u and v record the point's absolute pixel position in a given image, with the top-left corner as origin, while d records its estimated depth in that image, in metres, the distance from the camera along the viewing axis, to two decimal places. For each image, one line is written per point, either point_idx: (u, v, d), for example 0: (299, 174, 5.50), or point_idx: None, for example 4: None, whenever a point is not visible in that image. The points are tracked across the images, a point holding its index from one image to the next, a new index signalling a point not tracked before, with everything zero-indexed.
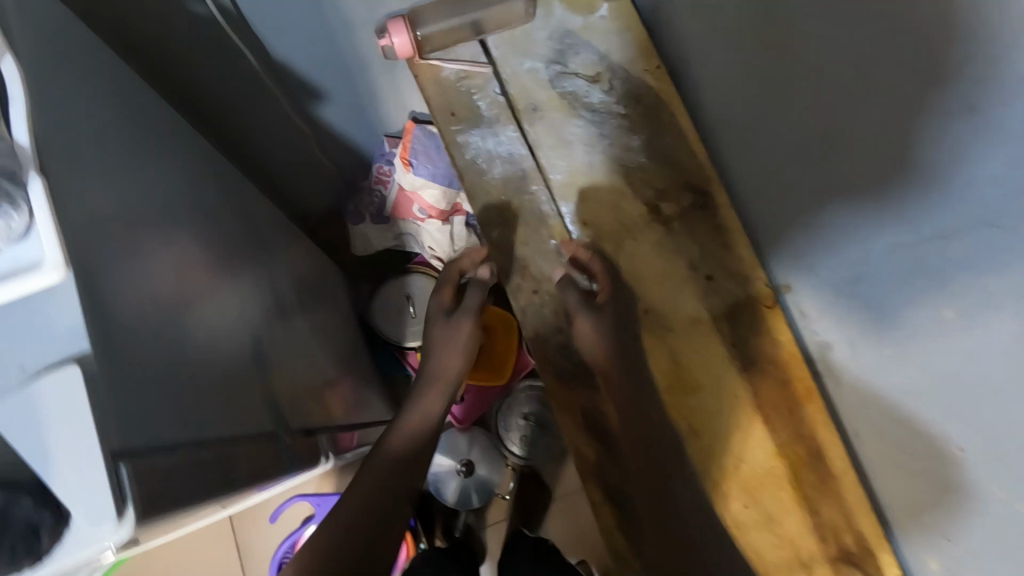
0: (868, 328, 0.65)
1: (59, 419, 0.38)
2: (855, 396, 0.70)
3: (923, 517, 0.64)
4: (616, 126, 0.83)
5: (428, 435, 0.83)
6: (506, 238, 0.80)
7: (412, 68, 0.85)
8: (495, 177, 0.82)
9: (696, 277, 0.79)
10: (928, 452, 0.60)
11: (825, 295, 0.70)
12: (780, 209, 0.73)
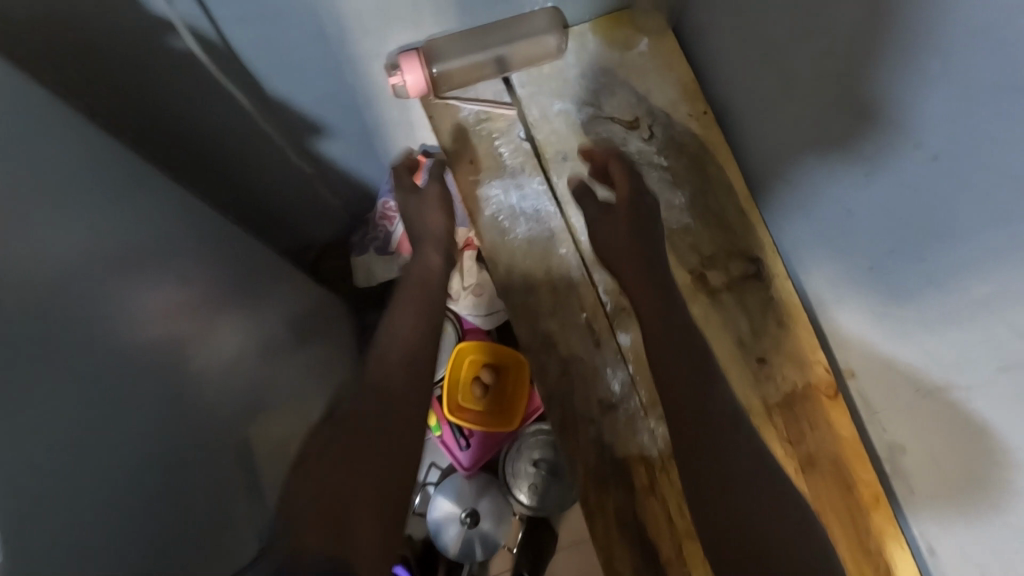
0: (876, 305, 0.61)
1: None
2: (889, 411, 0.65)
3: (943, 511, 0.60)
4: (656, 181, 0.73)
5: (419, 345, 0.68)
6: (531, 308, 0.70)
7: (426, 108, 0.76)
8: (519, 236, 0.72)
9: (748, 359, 0.70)
10: (943, 442, 0.56)
11: (835, 273, 0.66)
12: (851, 288, 0.63)
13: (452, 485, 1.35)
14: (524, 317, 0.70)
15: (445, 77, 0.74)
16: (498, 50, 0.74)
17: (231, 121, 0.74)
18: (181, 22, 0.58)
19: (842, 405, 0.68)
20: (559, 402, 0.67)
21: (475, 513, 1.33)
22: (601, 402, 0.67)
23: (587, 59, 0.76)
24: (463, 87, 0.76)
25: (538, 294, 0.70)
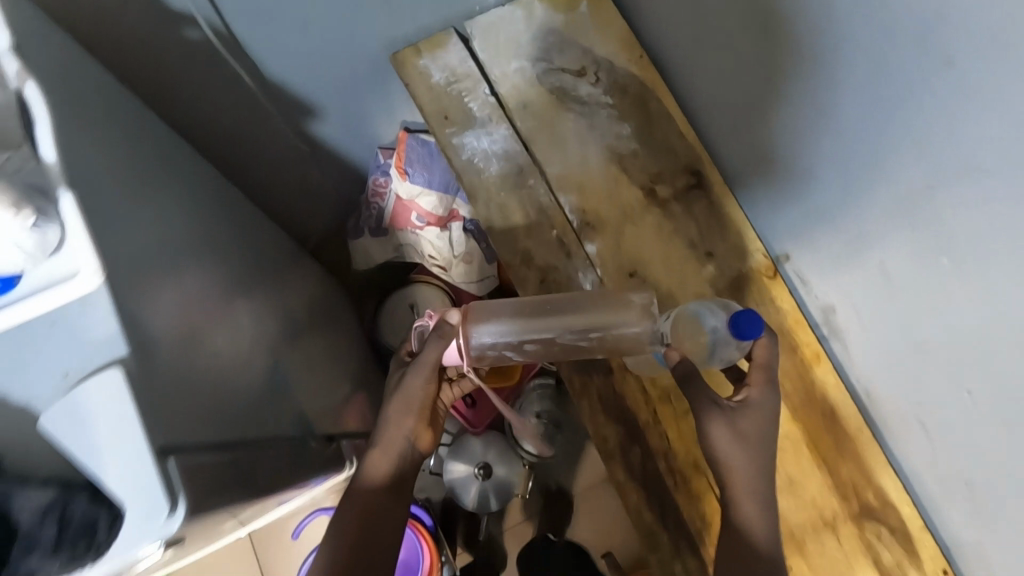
0: (796, 166, 0.74)
1: (99, 412, 0.36)
2: (813, 261, 0.77)
3: (869, 328, 0.72)
4: (605, 116, 0.85)
5: (376, 533, 0.64)
6: (509, 231, 0.81)
7: (395, 63, 0.89)
8: (493, 174, 0.84)
9: (698, 255, 0.80)
10: (850, 245, 0.70)
11: (762, 142, 0.77)
12: (787, 172, 0.76)
13: (463, 444, 1.45)
14: (504, 239, 0.81)
15: (441, 83, 0.88)
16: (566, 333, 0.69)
17: (240, 103, 0.88)
18: (199, 13, 0.72)
19: (780, 282, 0.80)
20: None
21: (487, 465, 1.42)
22: None
23: (623, 338, 0.69)
24: (477, 359, 0.68)
25: (513, 220, 0.82)
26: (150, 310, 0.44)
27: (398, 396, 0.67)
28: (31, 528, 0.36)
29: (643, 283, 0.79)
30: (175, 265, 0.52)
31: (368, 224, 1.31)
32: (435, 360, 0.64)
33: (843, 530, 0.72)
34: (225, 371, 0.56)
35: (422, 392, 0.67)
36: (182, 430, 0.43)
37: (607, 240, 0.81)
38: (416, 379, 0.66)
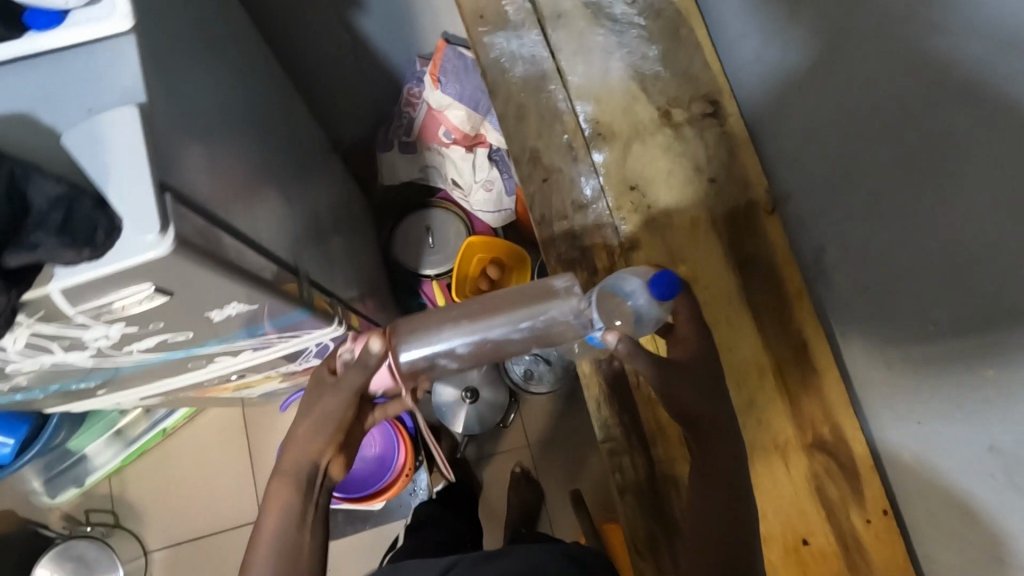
0: (807, 90, 0.74)
1: (120, 138, 0.40)
2: (810, 197, 0.77)
3: (852, 260, 0.72)
4: (635, 37, 0.87)
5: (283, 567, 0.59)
6: (521, 130, 0.84)
7: None
8: (516, 76, 0.86)
9: (701, 179, 0.82)
10: (844, 170, 0.70)
11: (780, 73, 0.78)
12: (801, 103, 0.76)
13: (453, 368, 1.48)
14: (516, 137, 0.84)
15: None
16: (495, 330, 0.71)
17: None
18: None
19: (776, 219, 0.80)
20: (540, 201, 0.81)
21: (474, 391, 1.46)
22: (575, 203, 0.81)
23: (551, 324, 0.71)
24: (409, 374, 0.70)
25: (528, 121, 0.84)
26: (179, 86, 0.49)
27: (313, 416, 0.64)
28: (40, 209, 0.39)
29: (641, 197, 0.82)
30: (198, 75, 0.57)
31: (398, 136, 1.35)
32: (357, 386, 0.63)
33: (792, 457, 0.74)
34: (241, 185, 0.61)
35: (337, 411, 0.64)
36: (201, 182, 0.49)
37: (615, 152, 0.83)
38: (334, 398, 0.64)
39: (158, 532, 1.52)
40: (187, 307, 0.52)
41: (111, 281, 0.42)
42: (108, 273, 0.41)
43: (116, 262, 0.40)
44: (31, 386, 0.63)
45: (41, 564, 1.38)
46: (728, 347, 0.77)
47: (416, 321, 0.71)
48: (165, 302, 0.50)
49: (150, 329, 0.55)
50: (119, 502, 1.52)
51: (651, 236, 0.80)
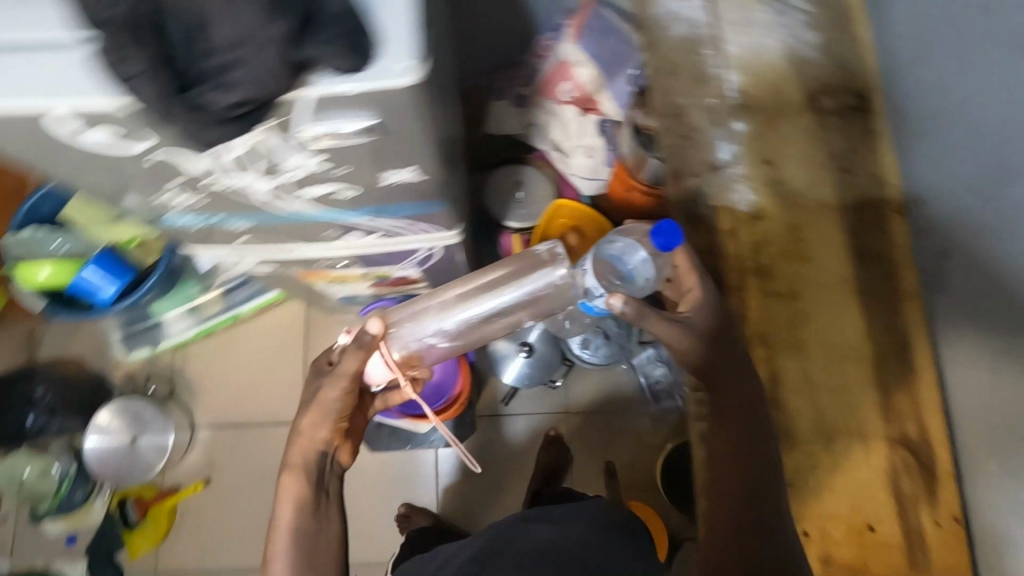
0: (948, 95, 0.76)
1: None
2: (942, 206, 0.78)
3: (973, 270, 0.73)
4: (798, 20, 0.88)
5: (303, 525, 0.81)
6: (670, 87, 0.87)
7: None
8: (675, 35, 0.89)
9: (836, 167, 0.84)
10: (980, 178, 0.72)
11: (930, 77, 0.78)
12: (943, 108, 0.77)
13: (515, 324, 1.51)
14: (664, 91, 0.87)
15: None
16: (501, 301, 0.97)
17: None
18: None
19: (903, 220, 0.82)
20: (677, 155, 0.84)
21: (532, 347, 1.51)
22: (710, 163, 0.84)
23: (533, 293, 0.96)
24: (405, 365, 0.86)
25: (679, 78, 0.87)
26: None
27: (316, 409, 0.83)
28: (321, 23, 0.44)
29: (775, 169, 0.84)
30: None
31: (516, 88, 1.42)
32: (351, 372, 0.79)
33: (874, 445, 0.75)
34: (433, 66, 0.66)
35: (333, 401, 0.82)
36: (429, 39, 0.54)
37: (756, 124, 0.85)
38: (332, 389, 0.81)
39: (208, 410, 1.61)
40: (383, 154, 0.57)
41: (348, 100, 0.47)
42: (350, 90, 0.46)
43: (361, 82, 0.45)
44: (204, 210, 0.68)
45: (103, 411, 1.47)
46: (832, 326, 0.79)
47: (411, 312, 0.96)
48: (371, 139, 0.54)
49: (344, 172, 0.60)
50: (178, 376, 1.61)
51: (777, 209, 0.82)
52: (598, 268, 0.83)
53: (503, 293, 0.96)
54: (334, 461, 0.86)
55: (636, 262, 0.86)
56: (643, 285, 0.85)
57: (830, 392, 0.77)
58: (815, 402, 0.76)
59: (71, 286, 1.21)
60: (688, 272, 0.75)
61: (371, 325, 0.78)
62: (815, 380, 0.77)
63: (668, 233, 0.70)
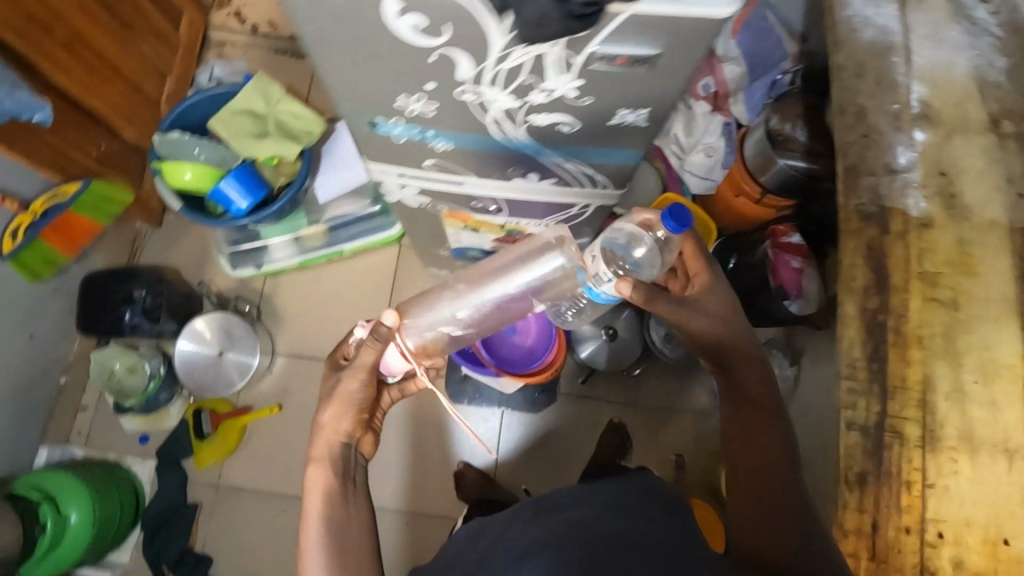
0: None
1: None
2: None
3: None
4: (989, 44, 0.90)
5: (333, 527, 0.78)
6: (854, 87, 0.89)
7: None
8: (862, 39, 0.91)
9: (1010, 190, 0.84)
10: None
11: None
12: None
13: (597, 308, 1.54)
14: (847, 90, 0.89)
15: None
16: (508, 287, 0.96)
17: None
18: None
19: None
20: (857, 152, 0.86)
21: (615, 330, 1.52)
22: (886, 165, 0.85)
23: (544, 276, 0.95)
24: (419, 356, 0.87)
25: (863, 80, 0.89)
26: None
27: (339, 402, 0.81)
28: None
29: (948, 182, 0.85)
30: None
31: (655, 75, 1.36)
32: (370, 360, 0.80)
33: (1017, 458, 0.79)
34: None
35: (356, 390, 0.81)
36: None
37: (935, 136, 0.86)
38: (353, 382, 0.80)
39: (290, 339, 1.65)
40: (632, 91, 0.60)
41: (657, 23, 0.51)
42: (668, 11, 0.49)
43: (680, 6, 0.49)
44: (424, 122, 0.71)
45: (200, 320, 1.52)
46: (990, 342, 0.81)
47: (422, 302, 0.95)
48: (642, 68, 0.57)
49: (582, 103, 0.63)
50: (266, 301, 1.66)
51: (947, 220, 0.84)
52: (605, 253, 0.78)
53: (508, 281, 0.96)
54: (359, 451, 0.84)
55: (641, 250, 0.83)
56: (648, 271, 0.83)
57: (981, 402, 0.80)
58: (964, 412, 0.81)
59: (211, 191, 1.26)
60: (692, 257, 0.86)
61: (387, 317, 0.79)
62: (969, 388, 0.81)
63: (678, 215, 0.73)
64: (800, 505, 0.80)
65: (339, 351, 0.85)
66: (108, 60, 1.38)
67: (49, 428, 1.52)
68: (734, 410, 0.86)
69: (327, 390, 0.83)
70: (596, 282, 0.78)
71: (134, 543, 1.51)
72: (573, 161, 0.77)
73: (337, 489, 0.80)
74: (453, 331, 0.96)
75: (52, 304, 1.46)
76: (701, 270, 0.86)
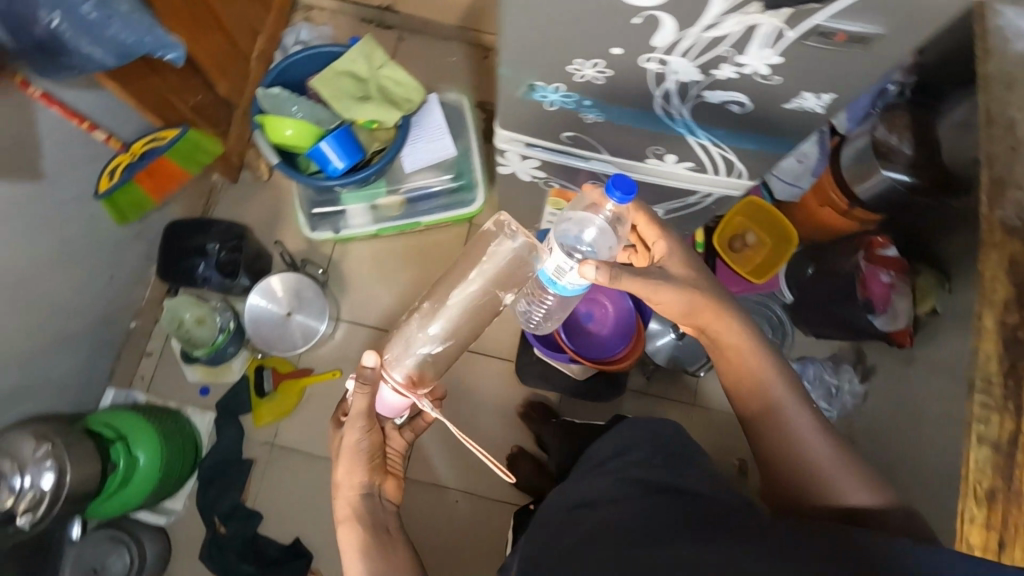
0: None
1: None
2: None
3: None
4: None
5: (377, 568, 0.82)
6: (1003, 100, 0.85)
7: None
8: (1014, 51, 0.86)
9: None
10: None
11: None
12: None
13: None
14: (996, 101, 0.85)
15: None
16: (471, 290, 1.01)
17: None
18: None
19: None
20: (1004, 163, 0.82)
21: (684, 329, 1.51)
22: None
23: (509, 266, 0.97)
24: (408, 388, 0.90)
25: (1014, 93, 0.85)
26: None
27: (349, 454, 0.87)
28: None
29: None
30: None
31: None
32: (363, 407, 0.85)
33: None
34: None
35: (363, 436, 0.86)
36: None
37: None
38: (356, 432, 0.86)
39: (353, 307, 1.65)
40: (830, 70, 0.59)
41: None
42: None
43: None
44: (592, 91, 0.70)
45: (275, 278, 1.53)
46: None
47: (403, 338, 1.01)
48: (858, 46, 0.55)
49: (771, 81, 0.62)
50: (334, 266, 1.66)
51: None
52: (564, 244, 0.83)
53: (469, 286, 1.01)
54: (382, 495, 0.91)
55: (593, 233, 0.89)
56: (606, 250, 0.89)
57: None
58: None
59: (307, 149, 1.26)
60: (648, 225, 0.93)
61: (368, 360, 0.81)
62: None
63: (622, 184, 0.72)
64: (800, 453, 0.88)
65: (341, 412, 0.92)
66: (211, 8, 1.37)
67: (116, 371, 1.53)
68: (728, 376, 0.94)
69: (338, 447, 0.89)
70: (560, 274, 0.81)
71: (189, 493, 1.52)
72: (725, 144, 0.76)
73: (370, 532, 0.85)
74: (434, 350, 1.00)
75: (132, 249, 1.47)
76: (660, 236, 0.93)
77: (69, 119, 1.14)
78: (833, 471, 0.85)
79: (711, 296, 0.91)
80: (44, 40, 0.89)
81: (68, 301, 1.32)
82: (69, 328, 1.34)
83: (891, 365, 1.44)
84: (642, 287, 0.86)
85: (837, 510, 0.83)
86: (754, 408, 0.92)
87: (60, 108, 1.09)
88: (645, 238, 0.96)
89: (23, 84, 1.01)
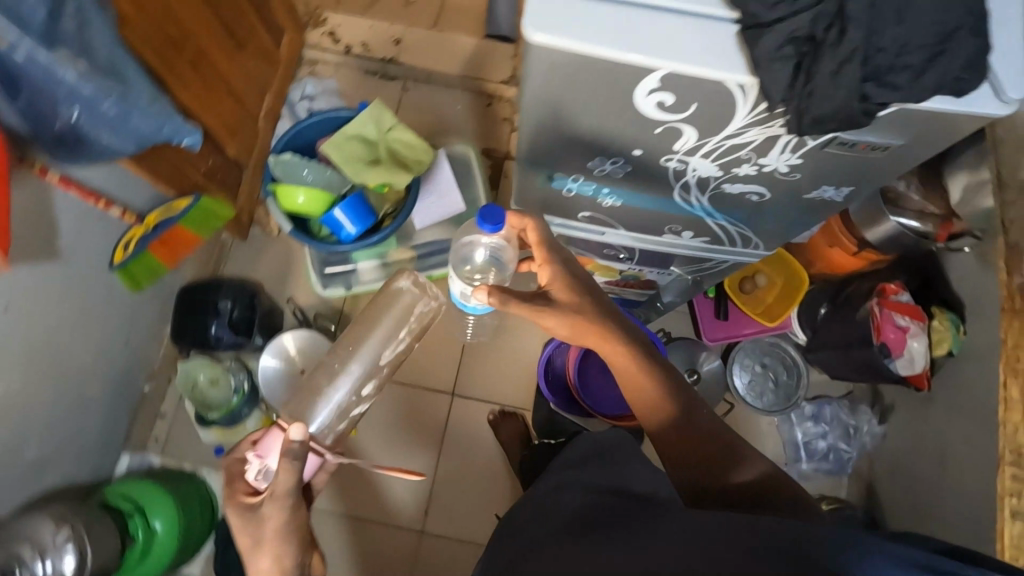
0: None
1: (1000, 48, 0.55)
2: None
3: None
4: None
5: None
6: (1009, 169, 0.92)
7: None
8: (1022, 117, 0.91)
9: None
10: None
11: None
12: None
13: (685, 347, 1.55)
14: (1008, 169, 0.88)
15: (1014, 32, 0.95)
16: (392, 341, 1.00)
17: None
18: None
19: None
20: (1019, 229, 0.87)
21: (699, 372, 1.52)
22: None
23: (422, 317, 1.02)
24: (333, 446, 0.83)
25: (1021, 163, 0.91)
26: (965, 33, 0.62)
27: (268, 534, 0.75)
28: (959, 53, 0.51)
29: None
30: None
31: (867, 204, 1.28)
32: (283, 485, 0.74)
33: None
34: None
35: (281, 514, 0.75)
36: None
37: None
38: (271, 515, 0.75)
39: None
40: (852, 175, 0.64)
41: (927, 120, 0.55)
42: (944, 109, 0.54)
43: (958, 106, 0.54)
44: (619, 181, 0.74)
45: (289, 337, 1.52)
46: None
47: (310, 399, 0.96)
48: (880, 150, 0.60)
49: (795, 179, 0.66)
50: (345, 317, 1.65)
51: None
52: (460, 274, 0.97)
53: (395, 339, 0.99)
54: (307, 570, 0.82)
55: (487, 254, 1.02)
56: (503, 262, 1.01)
57: None
58: None
59: (322, 216, 1.28)
60: (539, 250, 0.89)
61: (293, 432, 0.72)
62: None
63: (488, 217, 0.85)
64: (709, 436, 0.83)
65: (240, 485, 0.77)
66: (222, 76, 1.40)
67: (131, 434, 1.52)
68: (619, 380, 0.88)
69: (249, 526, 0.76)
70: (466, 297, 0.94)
71: (206, 555, 1.51)
72: (742, 226, 0.80)
73: None
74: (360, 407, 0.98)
75: (146, 312, 1.47)
76: (548, 259, 0.89)
77: (84, 200, 1.15)
78: (732, 455, 0.81)
79: (589, 311, 0.86)
80: (66, 133, 0.91)
81: (86, 371, 1.32)
82: (88, 399, 1.35)
83: (908, 405, 1.44)
84: (530, 311, 0.86)
85: (739, 493, 0.78)
86: (649, 407, 0.86)
87: (78, 189, 1.11)
88: (536, 260, 0.91)
89: (41, 172, 1.03)
